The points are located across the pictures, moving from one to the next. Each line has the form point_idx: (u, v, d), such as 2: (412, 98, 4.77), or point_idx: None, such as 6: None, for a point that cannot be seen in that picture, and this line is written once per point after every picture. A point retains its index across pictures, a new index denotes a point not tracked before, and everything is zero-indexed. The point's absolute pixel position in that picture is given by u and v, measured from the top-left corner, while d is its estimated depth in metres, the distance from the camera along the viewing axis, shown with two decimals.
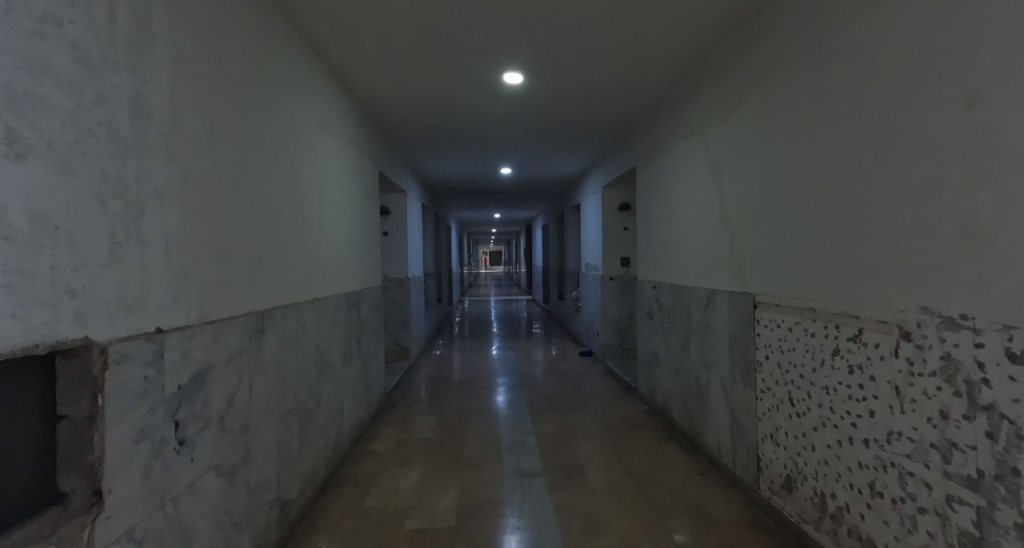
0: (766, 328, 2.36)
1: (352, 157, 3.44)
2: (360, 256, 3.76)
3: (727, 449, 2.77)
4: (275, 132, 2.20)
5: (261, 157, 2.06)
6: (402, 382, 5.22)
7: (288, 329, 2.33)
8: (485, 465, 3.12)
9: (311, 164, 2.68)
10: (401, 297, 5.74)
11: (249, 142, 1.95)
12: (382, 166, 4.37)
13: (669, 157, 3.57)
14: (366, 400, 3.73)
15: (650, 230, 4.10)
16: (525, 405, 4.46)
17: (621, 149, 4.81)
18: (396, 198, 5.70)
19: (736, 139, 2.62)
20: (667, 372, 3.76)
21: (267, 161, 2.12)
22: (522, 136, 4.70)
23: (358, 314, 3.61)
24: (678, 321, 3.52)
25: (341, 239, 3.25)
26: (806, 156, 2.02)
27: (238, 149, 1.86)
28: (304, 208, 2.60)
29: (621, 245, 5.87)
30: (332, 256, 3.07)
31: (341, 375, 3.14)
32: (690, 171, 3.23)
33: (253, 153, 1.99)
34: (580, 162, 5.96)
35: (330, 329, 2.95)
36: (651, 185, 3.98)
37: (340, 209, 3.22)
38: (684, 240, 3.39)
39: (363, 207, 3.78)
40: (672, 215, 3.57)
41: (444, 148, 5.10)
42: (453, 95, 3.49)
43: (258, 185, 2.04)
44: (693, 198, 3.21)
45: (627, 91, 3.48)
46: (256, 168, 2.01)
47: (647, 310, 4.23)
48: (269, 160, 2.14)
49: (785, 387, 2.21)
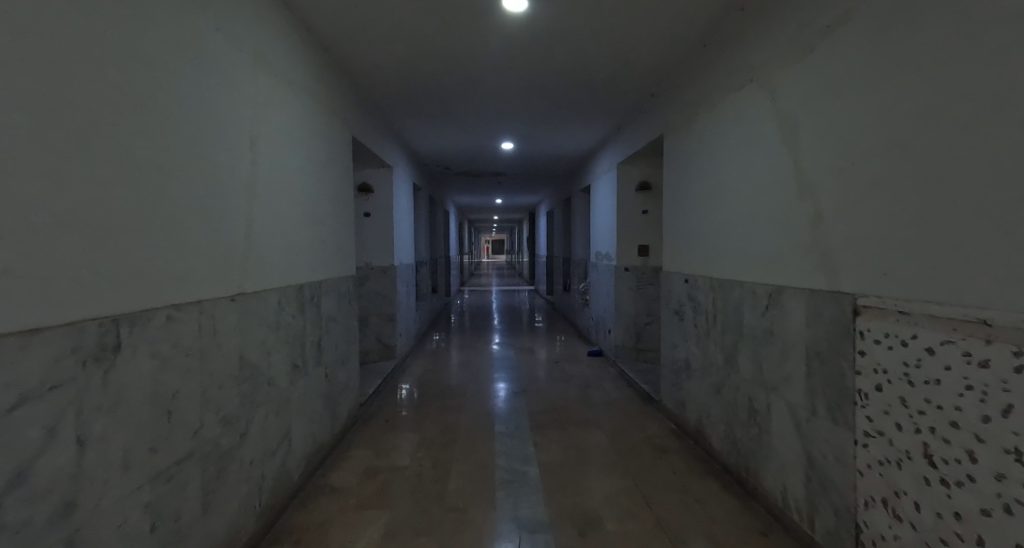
0: (877, 346, 1.63)
1: (308, 112, 2.70)
2: (323, 240, 3.01)
3: (798, 503, 2.05)
4: (143, 47, 1.47)
5: (104, 73, 1.33)
6: (383, 387, 4.50)
7: (183, 339, 1.61)
8: (473, 510, 2.42)
9: (226, 109, 1.94)
10: (385, 287, 5.01)
11: (65, 43, 1.22)
12: (355, 130, 3.62)
13: (714, 115, 2.81)
14: (328, 416, 3.02)
15: (682, 213, 3.34)
16: (526, 418, 3.74)
17: (646, 114, 4.04)
18: (380, 173, 4.94)
19: (832, 75, 1.87)
20: (704, 386, 3.03)
21: (120, 85, 1.39)
22: (525, 97, 3.93)
23: (317, 311, 2.89)
24: (722, 323, 2.78)
25: (291, 215, 2.51)
26: (998, 76, 1.27)
27: (34, 52, 1.14)
28: (215, 167, 1.86)
29: (639, 230, 5.09)
30: (274, 236, 2.34)
31: (286, 391, 2.43)
32: (747, 130, 2.48)
33: (83, 66, 1.26)
34: (593, 135, 5.20)
35: (267, 334, 2.23)
36: (686, 156, 3.22)
37: (288, 177, 2.48)
38: (733, 222, 2.64)
39: (327, 180, 3.04)
40: (716, 192, 2.82)
41: (434, 113, 4.34)
42: (441, 30, 2.73)
43: (99, 117, 1.31)
44: (750, 167, 2.46)
45: (663, 25, 2.71)
46: (90, 90, 1.28)
47: (676, 308, 3.48)
48: (127, 82, 1.41)
49: (914, 435, 1.48)
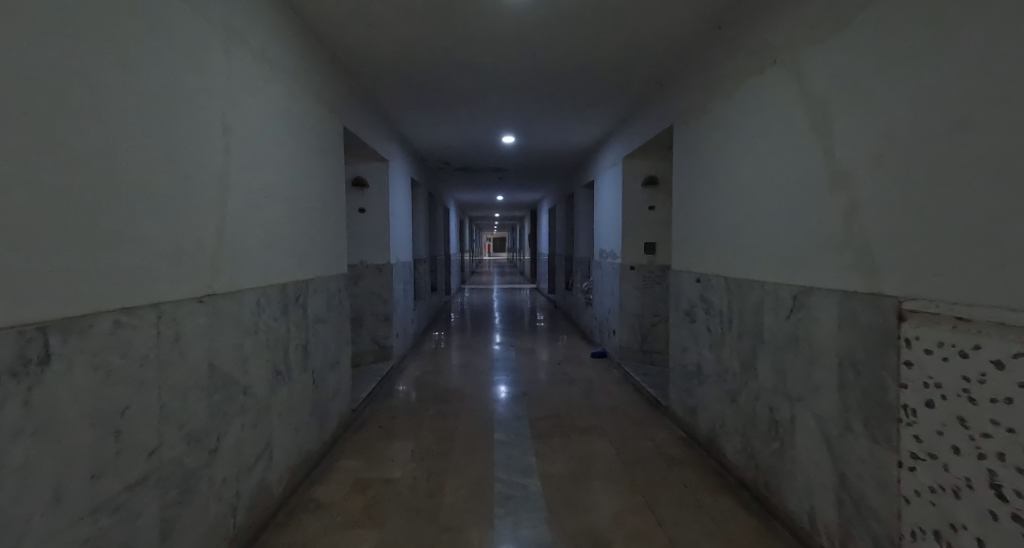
0: (928, 356, 1.43)
1: (292, 99, 2.51)
2: (310, 237, 2.82)
3: (829, 527, 1.86)
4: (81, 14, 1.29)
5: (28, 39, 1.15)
6: (378, 390, 4.32)
7: (137, 347, 1.42)
8: (469, 530, 2.23)
9: (194, 90, 1.75)
10: (381, 286, 4.82)
11: None
12: (346, 120, 3.42)
13: (730, 102, 2.61)
14: (315, 425, 2.83)
15: (693, 209, 3.14)
16: (527, 425, 3.55)
17: (654, 105, 3.83)
18: (375, 167, 4.74)
19: (873, 50, 1.66)
20: (718, 393, 2.84)
21: (51, 55, 1.21)
22: (525, 86, 3.72)
23: (302, 313, 2.69)
24: (739, 326, 2.58)
25: (272, 208, 2.32)
26: None
27: None
28: (178, 154, 1.67)
29: (645, 227, 4.88)
30: (253, 231, 2.15)
31: (267, 400, 2.24)
32: (768, 118, 2.27)
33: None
34: (597, 128, 4.99)
35: (243, 339, 2.04)
36: (699, 148, 3.02)
37: (268, 167, 2.28)
38: (751, 217, 2.44)
39: (315, 173, 2.84)
40: (732, 185, 2.62)
41: (431, 103, 4.13)
42: (437, 9, 2.53)
43: (21, 92, 1.13)
44: (771, 157, 2.25)
45: (676, 4, 2.51)
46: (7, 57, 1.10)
47: (686, 309, 3.28)
48: (59, 51, 1.22)
49: (975, 461, 1.28)
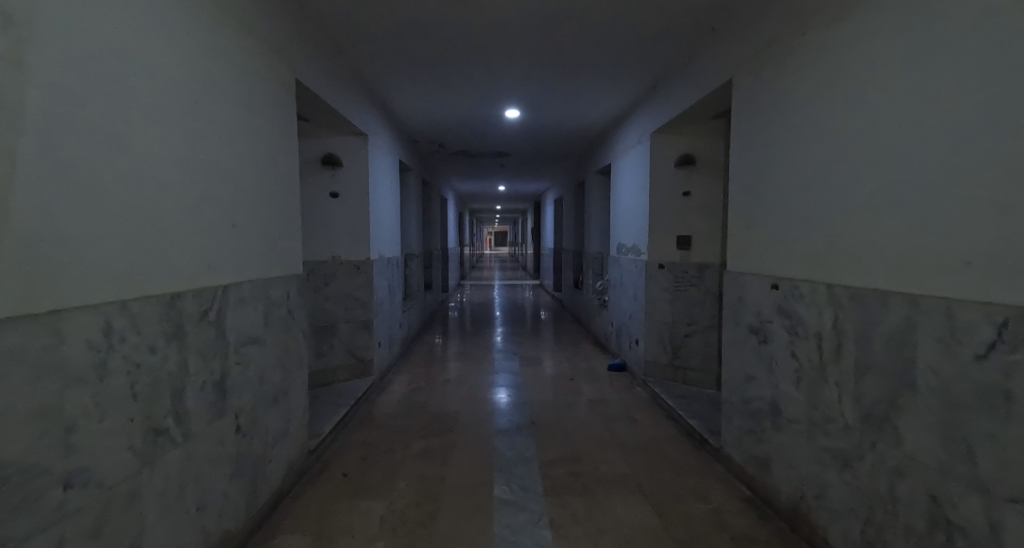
0: None
1: (187, 17, 1.66)
2: (233, 225, 1.98)
3: None
4: None
5: None
6: (351, 417, 3.47)
7: None
8: None
9: None
10: (358, 288, 3.97)
11: None
12: (298, 70, 2.56)
13: (850, 26, 1.75)
14: (239, 491, 2.00)
15: (769, 188, 2.28)
16: (536, 472, 2.71)
17: (705, 58, 2.96)
18: (351, 142, 3.88)
19: None
20: (811, 448, 1.99)
21: None
22: (537, 33, 2.86)
23: (218, 333, 1.86)
24: (856, 358, 1.73)
25: (147, 179, 1.49)
26: None
27: None
28: None
29: (680, 217, 4.00)
30: (99, 215, 1.31)
31: (136, 481, 1.42)
32: (942, 36, 1.43)
33: None
34: (622, 96, 4.11)
35: (69, 392, 1.21)
36: (783, 102, 2.16)
37: (131, 107, 1.42)
38: (890, 197, 1.59)
39: (238, 133, 2.00)
40: (848, 150, 1.77)
41: (416, 57, 3.27)
42: None
43: None
44: (951, 97, 1.40)
45: None
46: None
47: (752, 325, 2.43)
48: None
49: None
